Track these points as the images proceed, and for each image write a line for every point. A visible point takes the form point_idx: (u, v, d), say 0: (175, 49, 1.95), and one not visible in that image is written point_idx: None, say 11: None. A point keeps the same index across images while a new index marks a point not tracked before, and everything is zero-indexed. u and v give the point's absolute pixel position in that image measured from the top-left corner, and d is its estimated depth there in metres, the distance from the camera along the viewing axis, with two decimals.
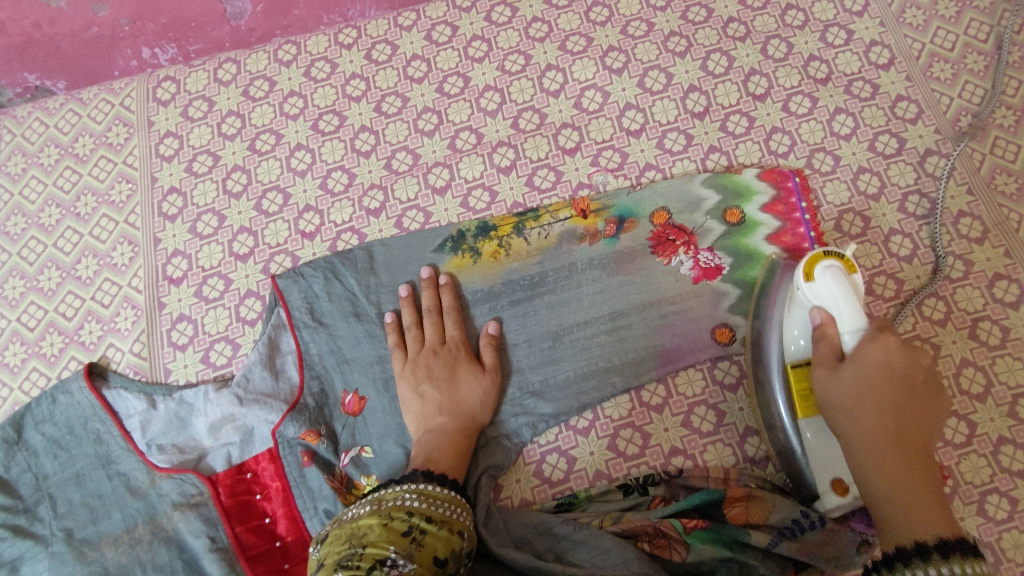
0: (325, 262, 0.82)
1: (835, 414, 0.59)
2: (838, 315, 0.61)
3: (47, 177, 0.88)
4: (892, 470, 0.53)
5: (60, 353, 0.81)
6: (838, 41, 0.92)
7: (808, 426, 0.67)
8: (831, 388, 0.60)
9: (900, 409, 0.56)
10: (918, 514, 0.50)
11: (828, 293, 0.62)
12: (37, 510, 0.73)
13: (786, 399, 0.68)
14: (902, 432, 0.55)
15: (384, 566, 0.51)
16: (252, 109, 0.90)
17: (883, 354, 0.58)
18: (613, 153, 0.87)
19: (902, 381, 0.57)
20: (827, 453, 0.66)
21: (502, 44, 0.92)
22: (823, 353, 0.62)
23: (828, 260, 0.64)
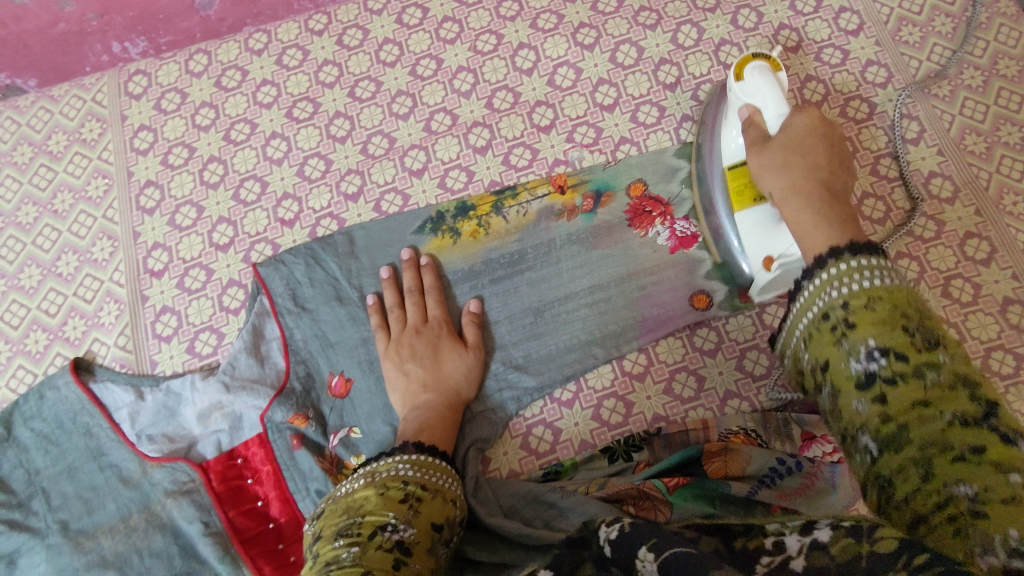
0: (305, 248, 0.82)
1: (761, 169, 0.63)
2: (763, 104, 0.67)
3: (22, 175, 0.88)
4: (806, 185, 0.58)
5: (44, 349, 0.81)
6: (807, 8, 0.93)
7: (746, 221, 0.72)
8: (761, 165, 0.63)
9: (821, 145, 0.61)
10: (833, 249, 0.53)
11: (757, 89, 0.68)
12: (31, 505, 0.74)
13: (725, 194, 0.75)
14: (815, 162, 0.60)
15: (384, 532, 0.52)
16: (226, 99, 0.90)
17: (812, 121, 0.63)
18: (587, 129, 0.88)
19: (825, 142, 0.61)
20: (762, 240, 0.72)
21: (473, 24, 0.92)
22: (754, 140, 0.66)
23: (756, 61, 0.69)
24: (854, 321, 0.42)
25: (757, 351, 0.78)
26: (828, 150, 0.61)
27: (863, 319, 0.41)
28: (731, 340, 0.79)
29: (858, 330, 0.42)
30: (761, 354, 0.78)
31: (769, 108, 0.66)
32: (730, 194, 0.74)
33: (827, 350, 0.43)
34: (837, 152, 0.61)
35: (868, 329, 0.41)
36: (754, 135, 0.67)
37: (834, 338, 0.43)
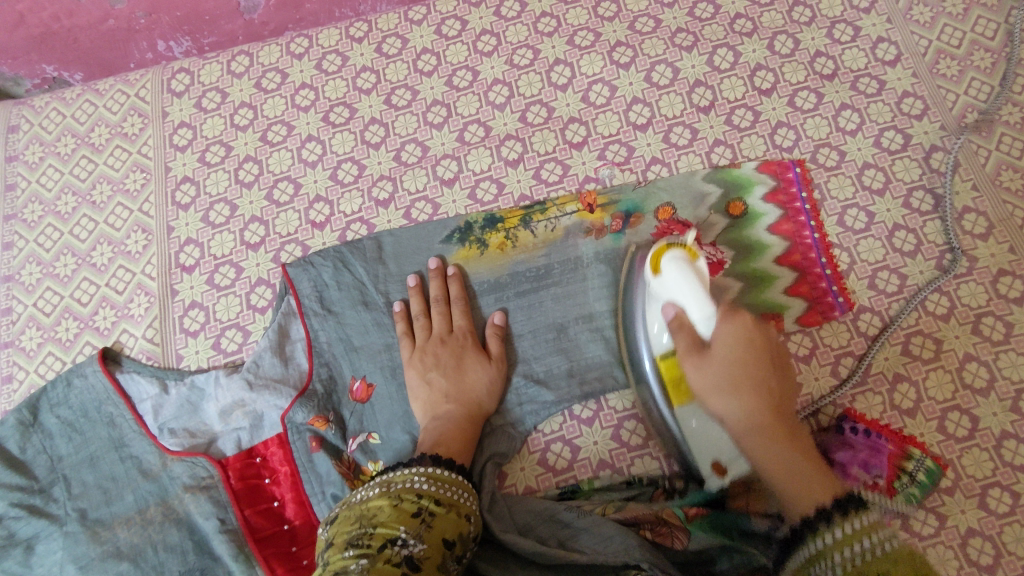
0: (334, 251, 0.83)
1: (706, 390, 0.64)
2: (686, 302, 0.64)
3: (63, 166, 0.90)
4: (764, 403, 0.62)
5: (74, 338, 0.82)
6: (845, 37, 0.92)
7: (687, 416, 0.71)
8: (704, 384, 0.63)
9: (758, 354, 0.63)
10: (811, 487, 0.58)
11: (681, 292, 0.64)
12: (52, 491, 0.74)
13: (661, 388, 0.71)
14: (761, 381, 0.63)
15: (394, 546, 0.53)
16: (265, 101, 0.91)
17: (741, 334, 0.63)
18: (619, 147, 0.88)
19: (761, 347, 0.63)
20: (705, 432, 0.71)
21: (511, 38, 0.93)
22: (685, 348, 0.64)
23: (673, 251, 0.66)
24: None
25: None
26: (766, 368, 0.63)
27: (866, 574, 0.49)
28: None
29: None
30: None
31: (695, 308, 0.63)
32: (666, 389, 0.71)
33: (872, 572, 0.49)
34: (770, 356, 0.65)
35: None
36: (685, 343, 0.64)
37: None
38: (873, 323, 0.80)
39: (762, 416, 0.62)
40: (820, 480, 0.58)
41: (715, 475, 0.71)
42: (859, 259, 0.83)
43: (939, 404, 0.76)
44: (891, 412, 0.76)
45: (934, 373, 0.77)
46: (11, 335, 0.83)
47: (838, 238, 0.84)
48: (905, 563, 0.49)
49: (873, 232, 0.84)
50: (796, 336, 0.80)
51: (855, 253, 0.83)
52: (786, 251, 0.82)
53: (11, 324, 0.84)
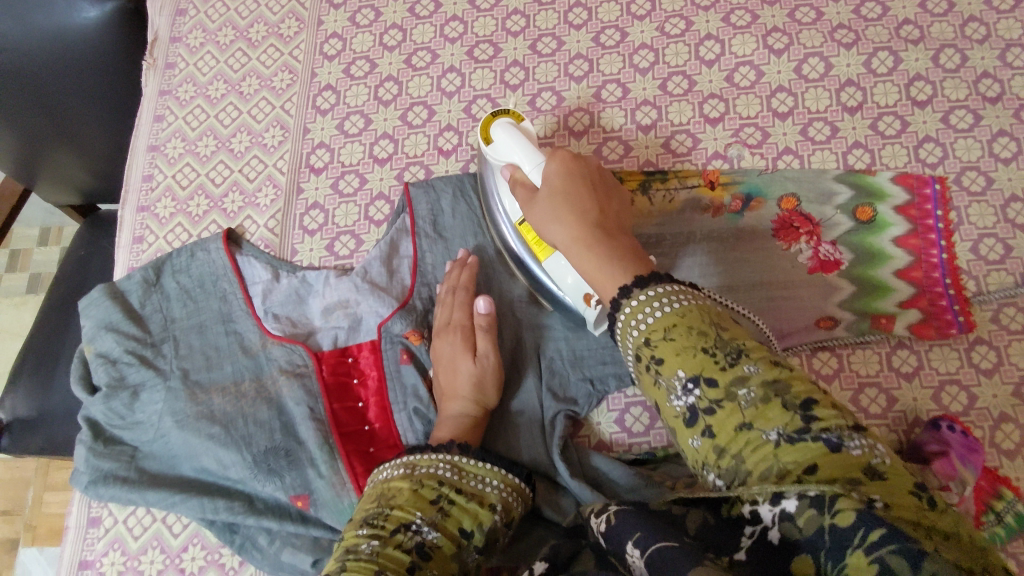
0: (455, 179, 0.85)
1: (542, 223, 0.61)
2: (517, 159, 0.69)
3: (220, 54, 0.95)
4: (581, 239, 0.56)
5: (203, 214, 0.87)
6: (1018, 62, 0.87)
7: (554, 266, 0.72)
8: (540, 220, 0.61)
9: (580, 184, 0.61)
10: (623, 256, 0.53)
11: (503, 145, 0.70)
12: (161, 347, 0.80)
13: (529, 248, 0.76)
14: (579, 192, 0.60)
15: (407, 531, 0.54)
16: (415, 26, 0.94)
17: (565, 167, 0.62)
18: (755, 131, 0.87)
19: (584, 178, 0.61)
20: (564, 280, 0.72)
21: (666, 6, 0.93)
22: (523, 195, 0.66)
23: (499, 119, 0.74)
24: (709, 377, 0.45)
25: (876, 389, 0.76)
26: (591, 192, 0.60)
27: (676, 362, 0.46)
28: (851, 372, 0.77)
29: (757, 446, 0.42)
30: (880, 395, 0.76)
31: (525, 161, 0.68)
32: (532, 245, 0.74)
33: (733, 469, 0.43)
34: (595, 183, 0.61)
35: (674, 363, 0.46)
36: (521, 194, 0.66)
37: (738, 463, 0.43)
38: (989, 356, 0.76)
39: (574, 229, 0.57)
40: (609, 250, 0.54)
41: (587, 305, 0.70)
42: (987, 289, 0.79)
43: None
44: (991, 450, 0.72)
45: None
46: (149, 201, 0.89)
47: (967, 265, 0.80)
48: (713, 336, 0.46)
49: (1008, 266, 0.79)
50: (902, 350, 0.77)
51: (983, 283, 0.79)
52: (910, 265, 0.79)
53: (151, 190, 0.90)
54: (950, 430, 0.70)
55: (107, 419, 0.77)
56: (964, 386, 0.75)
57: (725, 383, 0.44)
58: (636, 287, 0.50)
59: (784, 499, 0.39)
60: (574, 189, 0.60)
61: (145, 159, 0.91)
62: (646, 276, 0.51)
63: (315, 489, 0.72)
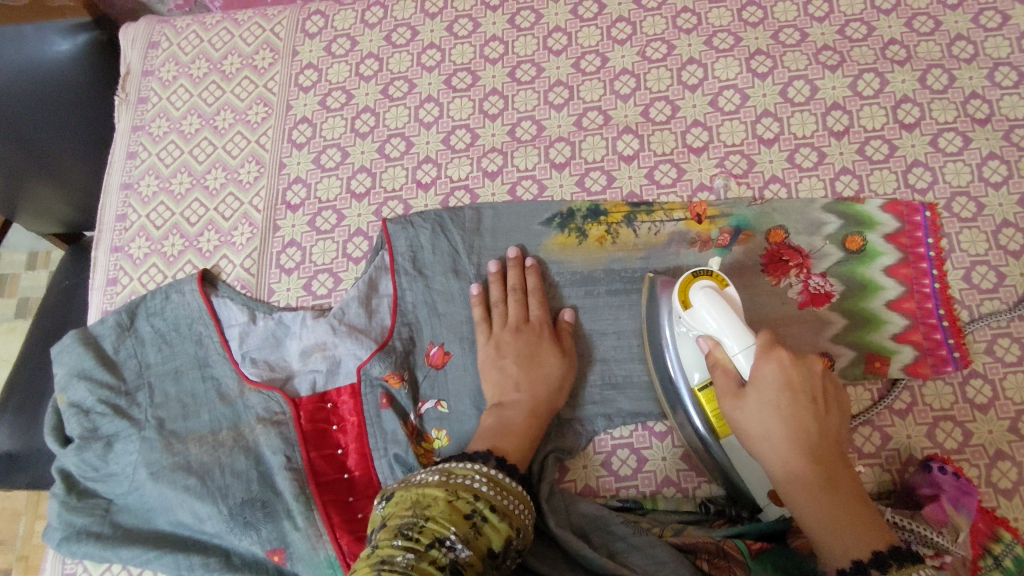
0: (435, 215, 0.83)
1: (746, 426, 0.61)
2: (723, 335, 0.62)
3: (193, 87, 0.93)
4: (813, 481, 0.57)
5: (178, 254, 0.85)
6: (1007, 82, 0.85)
7: (729, 450, 0.67)
8: (744, 420, 0.61)
9: (805, 406, 0.59)
10: (841, 522, 0.56)
11: (706, 326, 0.63)
12: (136, 395, 0.78)
13: (703, 419, 0.68)
14: (805, 422, 0.59)
15: (441, 546, 0.54)
16: (392, 55, 0.92)
17: (789, 376, 0.59)
18: (740, 159, 0.85)
19: (810, 397, 0.59)
20: (746, 466, 0.67)
21: (648, 30, 0.91)
22: (727, 390, 0.62)
23: (699, 282, 0.65)
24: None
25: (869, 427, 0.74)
26: (817, 421, 0.59)
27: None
28: None
29: None
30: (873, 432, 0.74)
31: (730, 339, 0.62)
32: (707, 420, 0.68)
33: None
34: (816, 397, 0.60)
35: None
36: (722, 382, 0.63)
37: None
38: (983, 390, 0.74)
39: (798, 463, 0.58)
40: (835, 493, 0.57)
41: (774, 504, 0.67)
42: (981, 320, 0.77)
43: None
44: (987, 488, 0.71)
45: None
46: (122, 241, 0.87)
47: (959, 294, 0.78)
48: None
49: (1001, 295, 0.78)
50: (894, 385, 0.75)
51: (976, 313, 0.77)
52: (901, 296, 0.78)
53: (124, 230, 0.88)
54: (942, 471, 0.68)
55: (80, 471, 0.75)
56: (958, 421, 0.73)
57: None
58: (870, 564, 0.53)
59: None
60: (800, 430, 0.58)
61: (117, 197, 0.89)
62: (886, 550, 0.54)
63: (292, 542, 0.70)
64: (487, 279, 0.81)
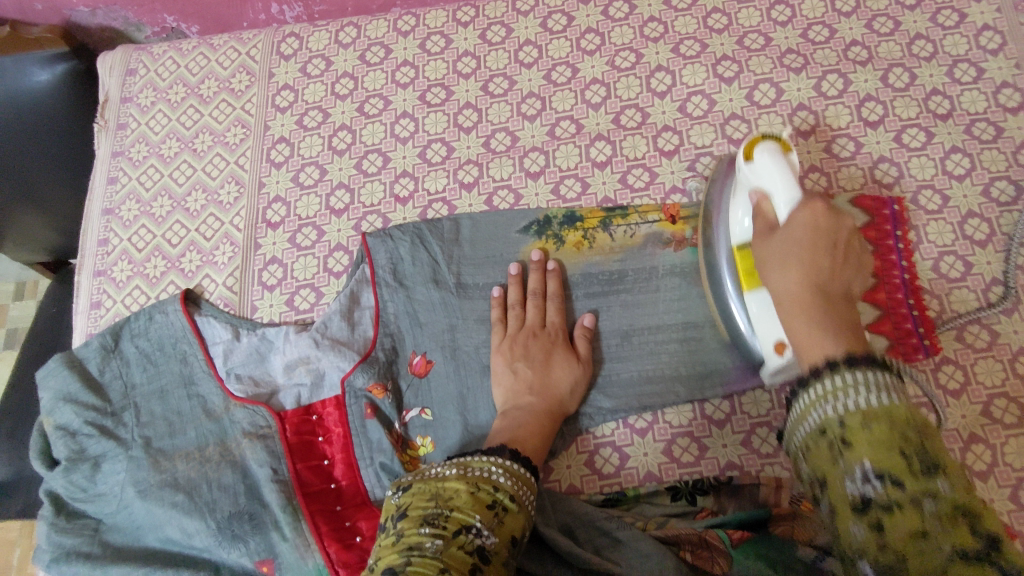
0: (413, 227, 0.85)
1: (766, 259, 0.61)
2: (773, 189, 0.65)
3: (172, 112, 0.95)
4: (796, 294, 0.55)
5: (160, 275, 0.87)
6: (965, 77, 0.88)
7: (753, 302, 0.71)
8: (766, 253, 0.62)
9: (824, 251, 0.57)
10: (820, 321, 0.51)
11: (764, 170, 0.67)
12: (122, 415, 0.78)
13: (734, 277, 0.74)
14: (823, 265, 0.56)
15: (468, 534, 0.56)
16: (367, 73, 0.94)
17: (813, 214, 0.60)
18: (711, 161, 0.87)
19: (831, 242, 0.58)
20: (764, 321, 0.70)
21: (616, 40, 0.93)
22: (761, 228, 0.66)
23: (766, 141, 0.69)
24: (848, 437, 0.42)
25: None
26: (830, 257, 0.57)
27: (861, 438, 0.42)
28: None
29: (856, 450, 0.42)
30: None
31: (779, 194, 0.64)
32: (738, 275, 0.73)
33: (825, 462, 0.44)
34: (843, 254, 0.58)
35: (865, 450, 0.41)
36: (760, 225, 0.66)
37: (834, 457, 0.43)
38: (955, 376, 0.76)
39: (795, 286, 0.56)
40: (828, 315, 0.52)
41: (777, 354, 0.69)
42: (950, 308, 0.79)
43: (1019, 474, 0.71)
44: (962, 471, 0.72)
45: (1016, 441, 0.72)
46: (105, 265, 0.89)
47: (928, 283, 0.80)
48: (915, 441, 0.41)
49: (969, 283, 0.79)
50: None
51: (946, 302, 0.79)
52: (872, 288, 0.79)
53: (107, 254, 0.89)
54: None
55: (68, 493, 0.75)
56: (931, 408, 0.75)
57: (911, 491, 0.39)
58: (842, 361, 0.45)
59: (857, 489, 0.41)
60: (815, 238, 0.58)
61: (99, 223, 0.91)
62: (860, 352, 0.46)
63: (280, 553, 0.70)
64: (506, 282, 0.82)
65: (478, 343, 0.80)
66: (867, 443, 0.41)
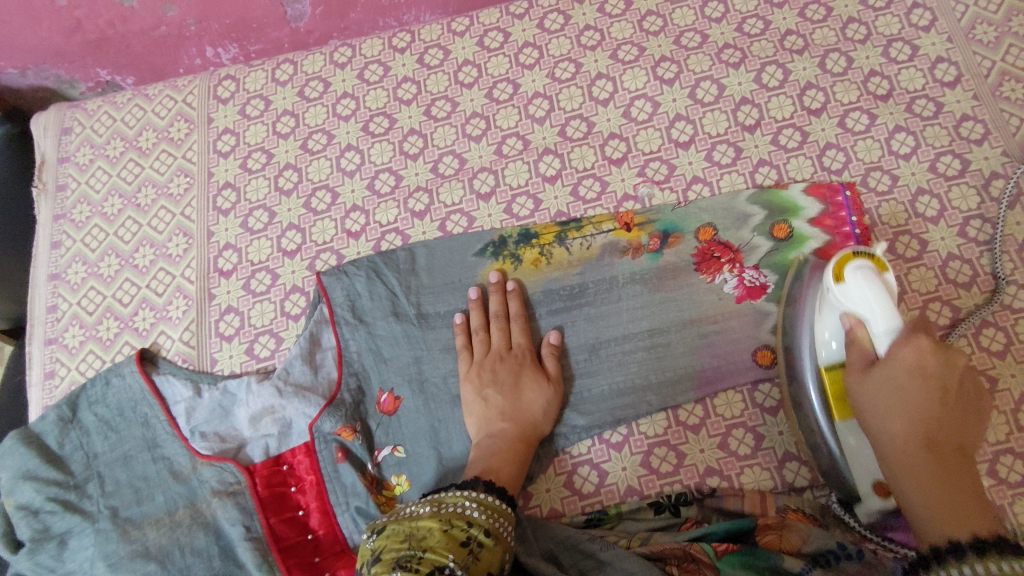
0: (367, 261, 0.83)
1: (868, 404, 0.58)
2: (869, 315, 0.60)
3: (111, 168, 0.94)
4: (919, 467, 0.53)
5: (114, 337, 0.85)
6: (902, 56, 0.89)
7: (846, 434, 0.64)
8: (868, 400, 0.58)
9: (933, 393, 0.55)
10: (948, 504, 0.50)
11: (861, 300, 0.61)
12: (86, 487, 0.76)
13: (822, 401, 0.66)
14: (921, 404, 0.55)
15: (442, 574, 0.52)
16: (307, 109, 0.93)
17: (922, 360, 0.56)
18: (660, 165, 0.86)
19: (941, 392, 0.55)
20: (864, 457, 0.63)
21: (554, 51, 0.93)
22: (857, 364, 0.60)
23: (858, 259, 0.63)
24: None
25: None
26: (942, 410, 0.54)
27: None
28: None
29: None
30: None
31: (878, 322, 0.59)
32: (828, 400, 0.65)
33: None
34: (945, 391, 0.55)
35: None
36: (856, 359, 0.61)
37: None
38: None
39: (902, 442, 0.54)
40: (960, 497, 0.50)
41: (876, 494, 0.64)
42: (909, 288, 0.79)
43: (994, 448, 0.71)
44: None
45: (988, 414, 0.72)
46: (56, 332, 0.87)
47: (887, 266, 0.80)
48: None
49: (926, 261, 0.79)
50: None
51: (904, 282, 0.79)
52: None
53: (57, 321, 0.87)
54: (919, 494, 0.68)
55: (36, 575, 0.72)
56: None
57: None
58: (970, 550, 0.46)
59: None
60: (912, 382, 0.56)
61: (46, 288, 0.89)
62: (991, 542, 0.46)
63: None
64: (467, 307, 0.81)
65: (444, 373, 0.79)
66: None
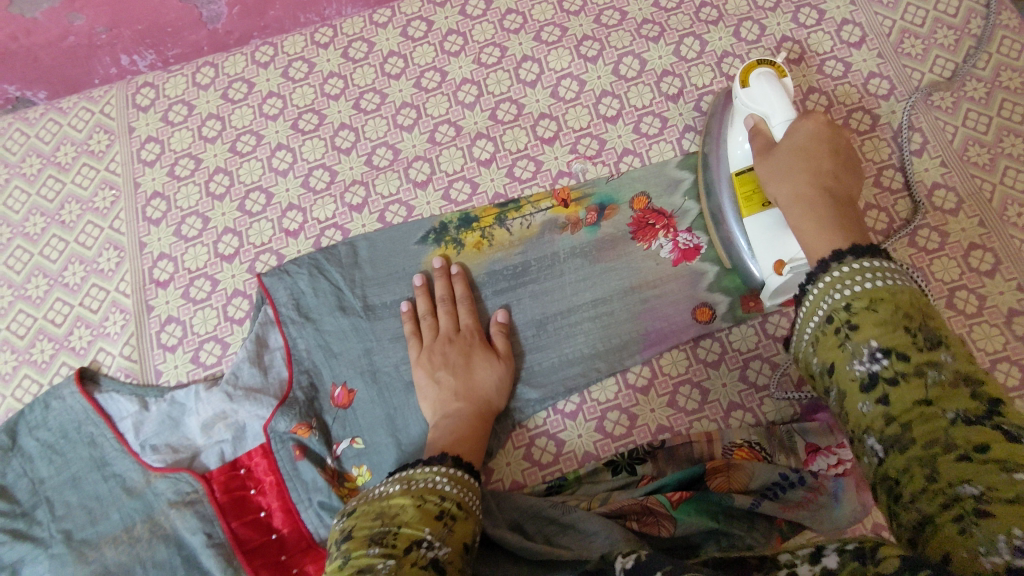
0: (309, 258, 0.83)
1: (770, 174, 0.65)
2: (770, 111, 0.69)
3: (30, 186, 0.90)
4: (810, 199, 0.60)
5: (50, 359, 0.82)
6: (809, 21, 0.93)
7: (757, 226, 0.72)
8: (769, 169, 0.65)
9: (826, 150, 0.64)
10: (819, 223, 0.58)
11: (760, 93, 0.70)
12: (35, 514, 0.73)
13: (734, 203, 0.74)
14: (820, 166, 0.63)
15: (420, 548, 0.52)
16: (233, 111, 0.92)
17: (818, 125, 0.65)
18: (591, 141, 0.88)
19: (830, 147, 0.64)
20: (774, 247, 0.71)
21: (478, 37, 0.94)
22: (758, 148, 0.69)
23: (761, 67, 0.71)
24: (903, 419, 0.43)
25: (759, 361, 0.78)
26: (832, 163, 0.63)
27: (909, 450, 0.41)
28: (733, 351, 0.79)
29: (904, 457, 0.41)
30: (763, 364, 0.78)
31: (778, 114, 0.69)
32: (738, 201, 0.73)
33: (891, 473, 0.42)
34: (839, 154, 0.64)
35: (911, 459, 0.41)
36: (760, 143, 0.69)
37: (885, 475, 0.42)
38: None
39: (802, 183, 0.62)
40: (838, 225, 0.56)
41: (777, 272, 0.71)
42: None
43: None
44: None
45: None
46: None
47: None
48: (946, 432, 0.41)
49: None
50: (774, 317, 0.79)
51: None
52: None
53: None
54: None
55: None
56: None
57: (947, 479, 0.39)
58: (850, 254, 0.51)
59: (912, 498, 0.40)
60: (810, 151, 0.64)
61: None
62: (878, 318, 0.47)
63: None
64: (414, 294, 0.81)
65: (396, 361, 0.79)
66: (912, 449, 0.41)
